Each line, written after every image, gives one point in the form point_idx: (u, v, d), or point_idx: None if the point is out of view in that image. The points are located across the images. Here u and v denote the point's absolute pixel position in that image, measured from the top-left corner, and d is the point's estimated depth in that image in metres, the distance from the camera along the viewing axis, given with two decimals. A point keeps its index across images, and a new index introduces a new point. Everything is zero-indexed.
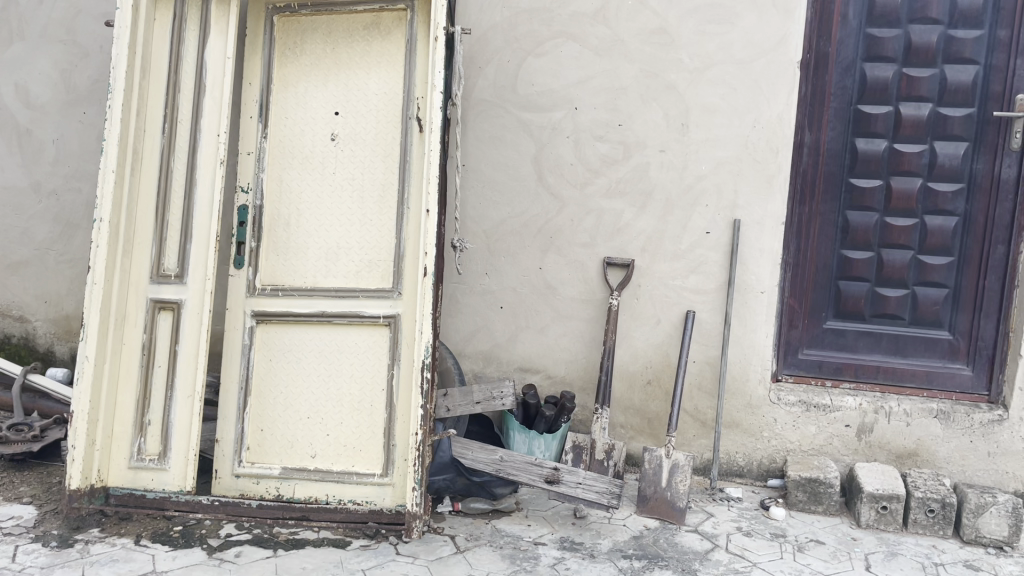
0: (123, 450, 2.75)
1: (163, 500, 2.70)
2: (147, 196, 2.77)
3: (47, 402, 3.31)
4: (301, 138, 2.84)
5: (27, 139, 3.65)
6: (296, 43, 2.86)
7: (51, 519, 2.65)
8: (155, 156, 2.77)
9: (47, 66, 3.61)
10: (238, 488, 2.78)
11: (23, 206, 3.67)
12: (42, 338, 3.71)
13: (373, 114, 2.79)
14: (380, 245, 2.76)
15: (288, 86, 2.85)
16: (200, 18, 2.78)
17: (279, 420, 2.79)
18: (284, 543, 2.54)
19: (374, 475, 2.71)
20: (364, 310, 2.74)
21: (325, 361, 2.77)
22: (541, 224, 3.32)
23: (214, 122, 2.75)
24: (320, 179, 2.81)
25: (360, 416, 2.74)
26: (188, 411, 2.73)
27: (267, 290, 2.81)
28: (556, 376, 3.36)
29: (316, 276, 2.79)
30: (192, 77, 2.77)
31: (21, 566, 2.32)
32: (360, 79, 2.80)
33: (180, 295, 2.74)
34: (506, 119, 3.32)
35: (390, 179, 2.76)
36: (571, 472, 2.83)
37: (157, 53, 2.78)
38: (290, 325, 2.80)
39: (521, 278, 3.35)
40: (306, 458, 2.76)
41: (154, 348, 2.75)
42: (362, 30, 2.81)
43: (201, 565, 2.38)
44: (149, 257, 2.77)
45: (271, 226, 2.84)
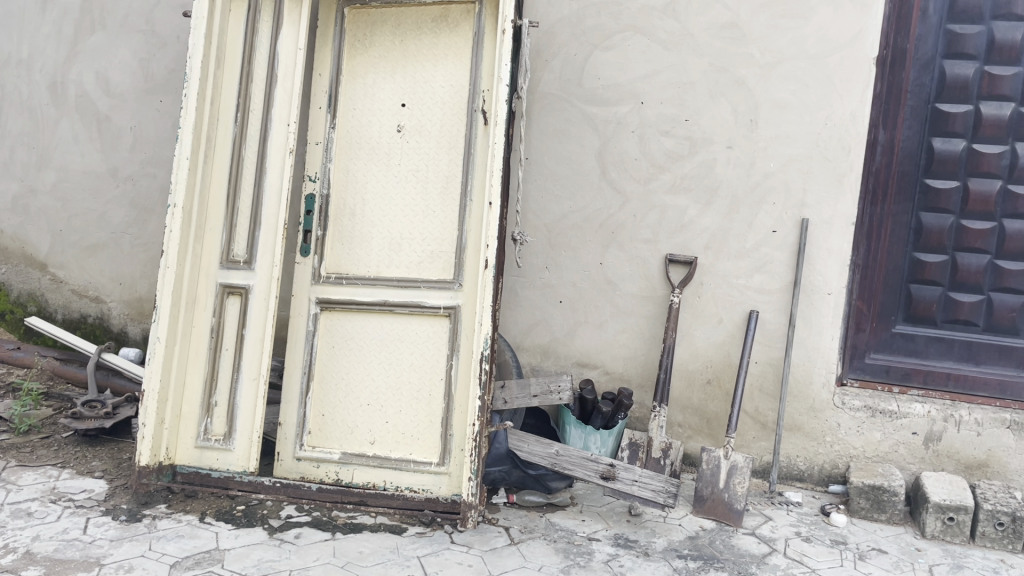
0: (190, 429, 2.84)
1: (227, 479, 2.77)
2: (220, 182, 2.84)
3: (119, 380, 3.46)
4: (368, 129, 2.87)
5: (106, 126, 3.78)
6: (366, 36, 2.89)
7: (121, 493, 2.74)
8: (228, 145, 2.84)
9: (127, 55, 3.72)
10: (298, 471, 2.83)
11: (101, 190, 3.81)
12: (116, 318, 3.83)
13: (438, 107, 2.81)
14: (443, 236, 2.79)
15: (356, 77, 2.89)
16: (273, 10, 2.84)
17: (340, 406, 2.84)
18: (342, 527, 2.59)
19: (431, 463, 2.73)
20: (425, 300, 2.77)
21: (386, 349, 2.81)
22: (603, 218, 3.30)
23: (284, 112, 2.81)
24: (386, 170, 2.84)
25: (419, 405, 2.77)
26: (253, 394, 2.79)
27: (331, 278, 2.85)
28: (614, 373, 3.33)
29: (380, 266, 2.83)
30: (265, 68, 2.83)
31: (91, 538, 2.41)
32: (427, 71, 2.83)
33: (248, 281, 2.80)
34: (571, 113, 3.31)
35: (454, 171, 2.79)
36: (627, 469, 2.83)
37: (232, 43, 2.85)
38: (352, 313, 2.84)
39: (581, 273, 3.34)
40: (364, 444, 2.80)
41: (223, 330, 2.82)
42: (430, 23, 2.84)
43: (262, 545, 2.44)
44: (219, 244, 2.84)
45: (337, 216, 2.88)
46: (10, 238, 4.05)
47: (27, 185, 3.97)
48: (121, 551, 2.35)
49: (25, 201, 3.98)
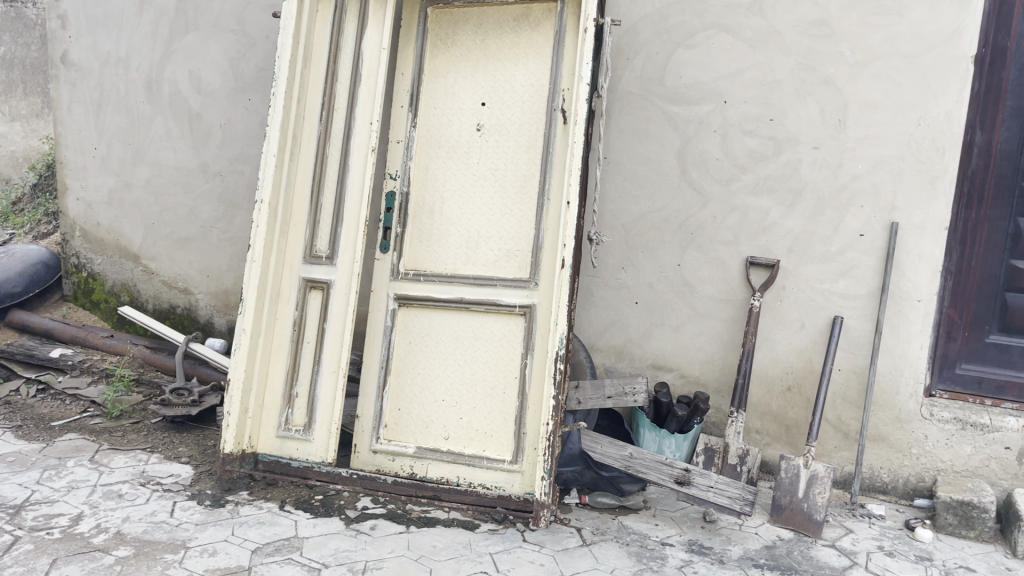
0: (272, 419, 2.91)
1: (306, 469, 2.84)
2: (304, 179, 2.91)
3: (205, 369, 3.59)
4: (448, 127, 2.90)
5: (198, 124, 3.91)
6: (449, 35, 2.92)
7: (206, 479, 2.85)
8: (313, 142, 2.91)
9: (218, 54, 3.83)
10: (374, 464, 2.87)
11: (192, 186, 3.95)
12: (204, 309, 3.97)
13: (518, 106, 2.82)
14: (520, 235, 2.79)
15: (438, 76, 2.92)
16: (359, 10, 2.89)
17: (416, 401, 2.87)
18: (416, 520, 2.63)
19: (504, 461, 2.73)
20: (501, 298, 2.78)
21: (462, 346, 2.82)
22: (683, 219, 3.25)
23: (367, 110, 2.86)
24: (465, 169, 2.87)
25: (493, 402, 2.78)
26: (332, 387, 2.84)
27: (410, 275, 2.89)
28: (690, 377, 3.29)
29: (457, 264, 2.85)
30: (350, 67, 2.89)
31: (178, 521, 2.51)
32: (508, 69, 2.84)
33: (330, 276, 2.86)
34: (652, 112, 3.27)
35: (532, 170, 2.79)
36: (703, 475, 2.80)
37: (319, 43, 2.92)
38: (429, 310, 2.87)
39: (659, 274, 3.30)
40: (439, 439, 2.82)
41: (305, 323, 2.89)
42: (512, 22, 2.85)
43: (339, 535, 2.49)
44: (303, 239, 2.91)
45: (417, 214, 2.92)
46: (106, 230, 4.27)
47: (123, 180, 4.15)
48: (205, 535, 2.43)
49: (121, 195, 4.17)
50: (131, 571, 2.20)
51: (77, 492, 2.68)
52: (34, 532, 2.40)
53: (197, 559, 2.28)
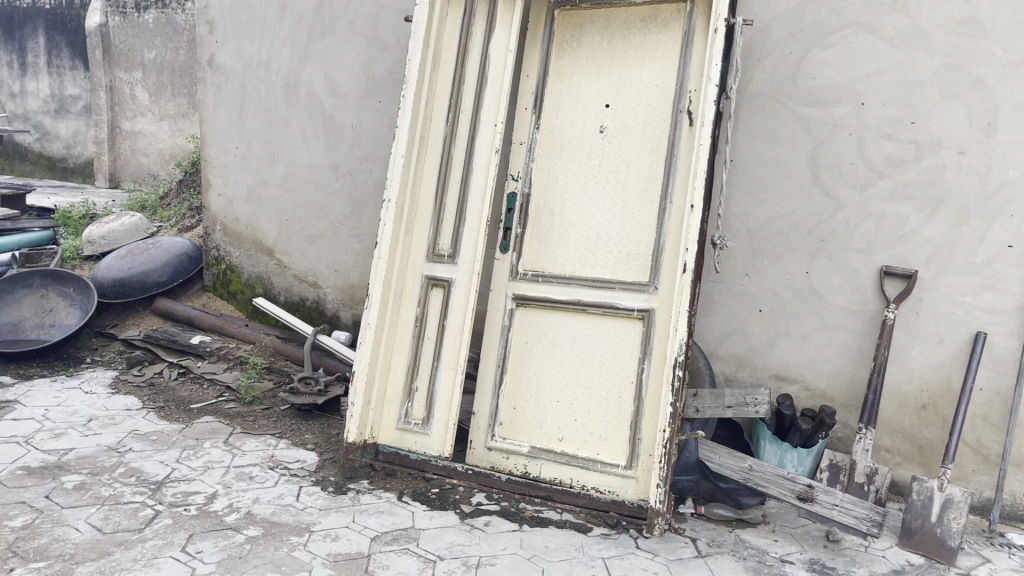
0: (392, 412, 2.98)
1: (424, 462, 2.90)
2: (430, 179, 2.98)
3: (331, 360, 3.73)
4: (571, 129, 2.90)
5: (331, 125, 4.06)
6: (575, 37, 2.92)
7: (329, 466, 2.97)
8: (439, 143, 2.97)
9: (352, 58, 3.94)
10: (489, 461, 2.89)
11: (323, 184, 4.11)
12: (331, 303, 4.13)
13: (643, 108, 2.79)
14: (641, 239, 2.76)
15: (562, 78, 2.93)
16: (488, 13, 2.93)
17: (531, 401, 2.88)
18: (529, 519, 2.64)
19: (619, 465, 2.70)
20: (619, 302, 2.76)
21: (578, 348, 2.82)
22: (812, 225, 3.13)
23: (492, 112, 2.90)
24: (587, 171, 2.86)
25: (609, 406, 2.75)
26: (450, 383, 2.90)
27: (528, 275, 2.90)
28: (815, 390, 3.17)
29: (575, 265, 2.85)
30: (478, 69, 2.93)
31: (303, 505, 2.63)
32: (634, 71, 2.81)
33: (451, 274, 2.91)
34: (782, 114, 3.17)
35: (656, 173, 2.75)
36: (828, 493, 2.72)
37: (448, 46, 2.98)
38: (547, 310, 2.88)
39: (785, 282, 3.19)
40: (553, 440, 2.81)
41: (426, 320, 2.95)
42: (640, 23, 2.82)
43: (454, 528, 2.54)
44: (426, 238, 2.97)
45: (537, 215, 2.93)
46: (244, 225, 4.52)
47: (261, 178, 4.38)
48: (328, 520, 2.54)
49: (259, 192, 4.40)
50: (259, 550, 2.33)
51: (212, 471, 2.85)
52: (173, 507, 2.56)
53: (320, 543, 2.38)
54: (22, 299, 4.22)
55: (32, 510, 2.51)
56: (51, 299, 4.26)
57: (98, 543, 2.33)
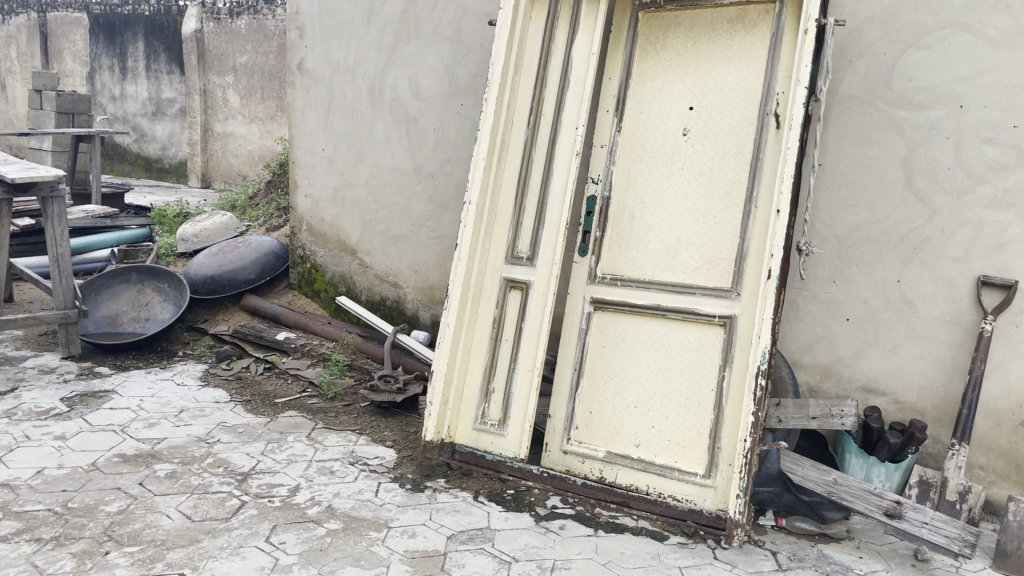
0: (469, 412, 3.00)
1: (499, 463, 2.91)
2: (510, 181, 2.99)
3: (410, 359, 3.77)
4: (653, 131, 2.87)
5: (414, 128, 4.11)
6: (659, 39, 2.89)
7: (408, 464, 3.02)
8: (520, 146, 2.98)
9: (437, 62, 3.98)
10: (564, 464, 2.89)
11: (406, 186, 4.17)
12: (410, 303, 4.19)
13: (727, 110, 2.74)
14: (723, 243, 2.71)
15: (645, 81, 2.90)
16: (571, 16, 2.93)
17: (608, 405, 2.85)
18: (604, 525, 2.63)
19: (697, 474, 2.66)
20: (700, 307, 2.71)
21: (657, 354, 2.78)
22: (904, 232, 3.01)
23: (573, 115, 2.89)
24: (669, 174, 2.83)
25: (687, 413, 2.71)
26: (527, 385, 2.90)
27: (607, 279, 2.89)
28: (905, 403, 3.05)
29: (655, 270, 2.82)
30: (560, 72, 2.93)
31: (382, 501, 2.67)
32: (719, 73, 2.77)
33: (530, 277, 2.92)
34: (874, 117, 3.04)
35: (740, 176, 2.70)
36: (917, 510, 2.61)
37: (531, 49, 2.98)
38: (625, 314, 2.85)
39: (874, 290, 3.08)
40: (629, 446, 2.79)
41: (504, 322, 2.96)
42: (726, 24, 2.77)
43: (529, 530, 2.54)
44: (505, 240, 2.98)
45: (617, 218, 2.92)
46: (329, 225, 4.63)
47: (346, 179, 4.48)
48: (406, 517, 2.57)
49: (344, 193, 4.50)
50: (340, 544, 2.38)
51: (295, 465, 2.93)
52: (259, 498, 2.65)
53: (398, 539, 2.43)
54: (120, 293, 4.43)
55: (128, 496, 2.63)
56: (146, 294, 4.45)
57: (188, 530, 2.43)
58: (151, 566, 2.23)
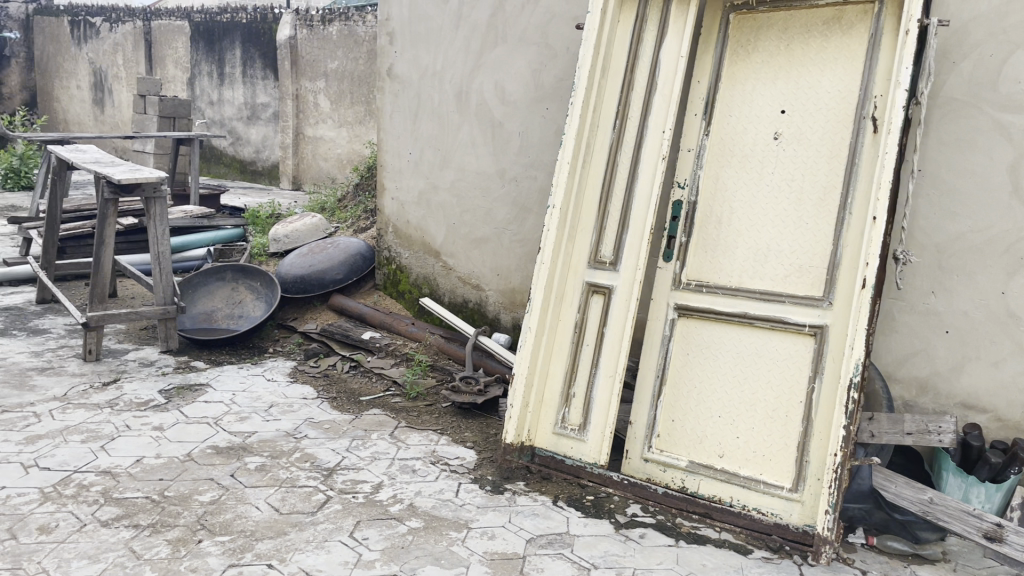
0: (549, 416, 2.99)
1: (579, 468, 2.89)
2: (594, 185, 2.98)
3: (491, 362, 3.79)
4: (743, 135, 2.81)
5: (499, 132, 4.13)
6: (750, 41, 2.82)
7: (487, 465, 3.03)
8: (605, 150, 2.96)
9: (523, 66, 3.98)
10: (645, 472, 2.85)
11: (490, 189, 4.20)
12: (492, 306, 4.22)
13: (822, 114, 2.66)
14: (815, 251, 2.64)
15: (735, 84, 2.84)
16: (660, 18, 2.90)
17: (691, 413, 2.80)
18: (686, 535, 2.59)
19: (783, 487, 2.59)
20: (789, 316, 2.64)
21: (743, 363, 2.72)
22: (1010, 242, 2.85)
23: (660, 118, 2.86)
24: (758, 179, 2.76)
25: (774, 425, 2.64)
26: (608, 391, 2.87)
27: (692, 285, 2.84)
28: (1008, 421, 2.91)
29: (743, 277, 2.75)
30: (647, 75, 2.90)
31: (462, 502, 2.69)
32: (813, 76, 2.69)
33: (613, 282, 2.90)
34: (980, 121, 2.88)
35: (834, 182, 2.63)
36: (1018, 533, 2.51)
37: (618, 52, 2.96)
38: (711, 322, 2.80)
39: (976, 302, 2.93)
40: (713, 456, 2.73)
41: (585, 326, 2.95)
42: (822, 25, 2.69)
43: (609, 537, 2.52)
44: (589, 244, 2.97)
45: (703, 223, 2.87)
46: (414, 227, 4.70)
47: (432, 183, 4.54)
48: (486, 518, 2.59)
49: (429, 196, 4.57)
50: (421, 542, 2.42)
51: (378, 462, 2.98)
52: (343, 494, 2.70)
53: (478, 540, 2.45)
54: (215, 291, 4.61)
55: (220, 487, 2.73)
56: (240, 292, 4.63)
57: (276, 522, 2.50)
58: (241, 556, 2.31)
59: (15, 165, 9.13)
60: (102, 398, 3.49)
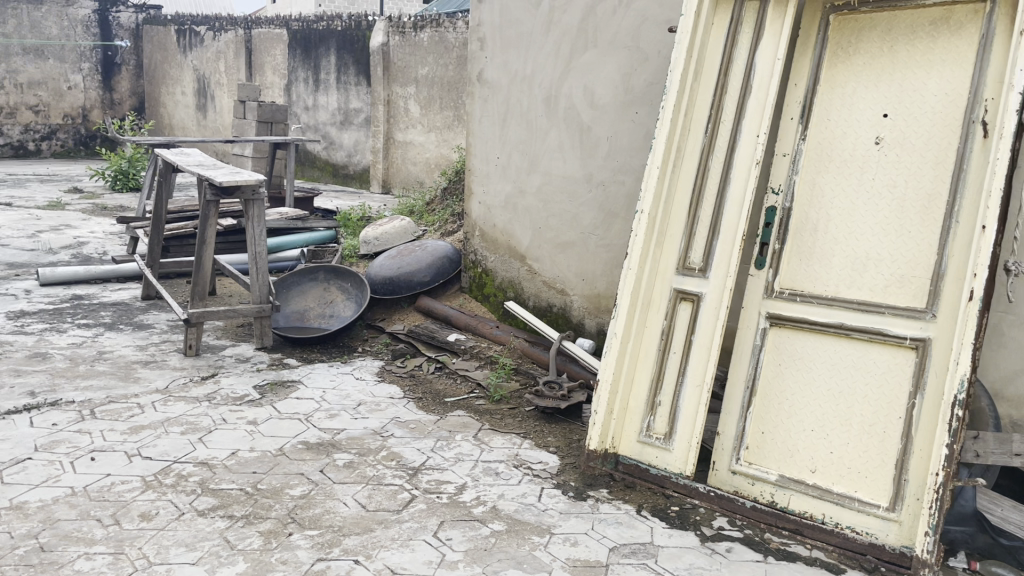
0: (633, 424, 2.95)
1: (664, 478, 2.85)
2: (684, 190, 2.93)
3: (575, 367, 3.77)
4: (841, 140, 2.71)
5: (587, 137, 4.11)
6: (851, 43, 2.72)
7: (570, 471, 3.02)
8: (696, 155, 2.91)
9: (613, 69, 3.95)
10: (733, 484, 2.77)
11: (577, 193, 4.18)
12: (576, 311, 4.20)
13: (927, 118, 2.55)
14: (918, 261, 2.53)
15: (835, 87, 2.74)
16: (756, 20, 2.83)
17: (782, 426, 2.72)
18: (775, 551, 2.51)
19: (879, 506, 2.49)
20: (889, 329, 2.54)
21: (838, 375, 2.63)
22: None
23: (755, 122, 2.79)
24: (858, 185, 2.67)
25: (870, 440, 2.54)
26: (695, 400, 2.82)
27: (785, 294, 2.76)
28: None
29: (840, 286, 2.66)
30: (742, 79, 2.84)
31: (545, 507, 2.69)
32: (919, 79, 2.58)
33: (701, 289, 2.85)
34: None
35: (939, 189, 2.51)
36: None
37: (712, 55, 2.91)
38: (804, 332, 2.71)
39: None
40: (805, 471, 2.65)
41: (672, 333, 2.90)
42: (928, 26, 2.58)
43: (695, 550, 2.48)
44: (677, 250, 2.92)
45: (798, 230, 2.78)
46: (500, 231, 4.72)
47: (519, 186, 4.55)
48: (568, 524, 2.58)
49: (516, 201, 4.58)
50: (503, 545, 2.42)
51: (462, 463, 3.00)
52: (428, 494, 2.73)
53: (560, 546, 2.44)
54: (308, 291, 4.76)
55: (310, 481, 2.80)
56: (331, 292, 4.75)
57: (363, 518, 2.55)
58: (329, 551, 2.36)
59: (125, 167, 9.63)
60: (201, 392, 3.63)
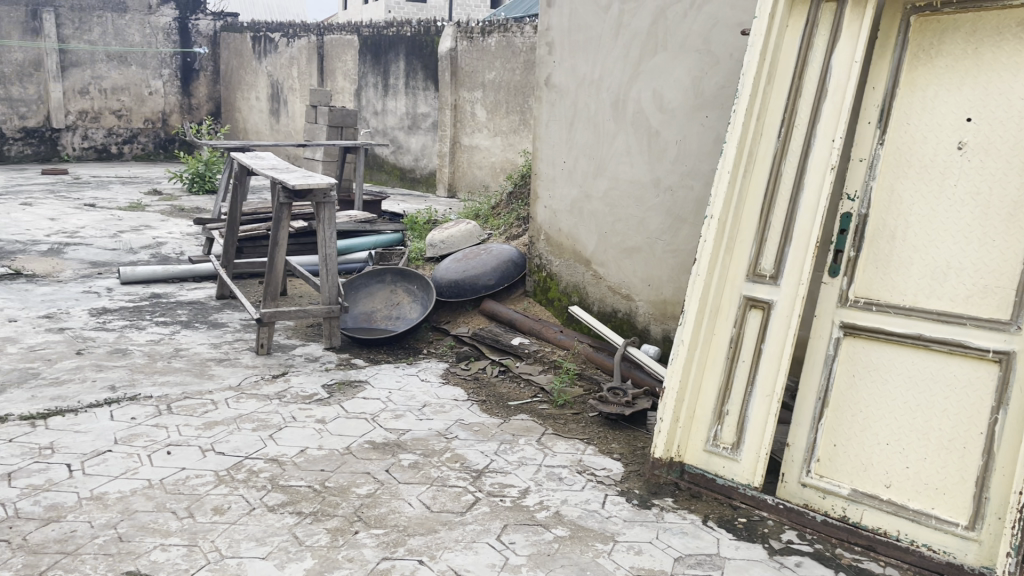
0: (700, 433, 2.90)
1: (731, 488, 2.80)
2: (755, 195, 2.88)
3: (639, 373, 3.74)
4: (922, 145, 2.62)
5: (656, 142, 4.07)
6: (933, 44, 2.62)
7: (635, 479, 2.99)
8: (768, 160, 2.85)
9: (683, 73, 3.91)
10: (802, 498, 2.70)
11: (645, 198, 4.14)
12: (642, 316, 4.17)
13: (1014, 123, 2.46)
14: (1003, 271, 2.45)
15: (915, 90, 2.64)
16: (833, 22, 2.76)
17: (855, 439, 2.64)
18: (847, 568, 2.44)
19: (958, 525, 2.40)
20: (971, 341, 2.45)
21: (915, 388, 2.55)
22: None
23: (830, 127, 2.72)
24: (939, 192, 2.58)
25: (949, 456, 2.46)
26: (764, 410, 2.75)
27: (860, 302, 2.67)
28: None
29: (918, 296, 2.58)
30: (817, 82, 2.77)
31: (609, 514, 2.67)
32: (1005, 82, 2.48)
33: (772, 296, 2.79)
34: None
35: None
36: None
37: (785, 58, 2.85)
38: (880, 342, 2.63)
39: None
40: (879, 485, 2.57)
41: (741, 341, 2.84)
42: (1017, 27, 2.47)
43: (762, 564, 2.43)
44: (748, 256, 2.87)
45: (875, 238, 2.69)
46: (566, 235, 4.71)
47: (586, 191, 4.54)
48: (633, 532, 2.55)
49: (582, 205, 4.56)
50: (567, 551, 2.41)
51: (525, 467, 3.00)
52: (491, 496, 2.74)
53: (624, 554, 2.41)
54: (376, 292, 4.83)
55: (376, 481, 2.83)
56: (398, 294, 4.82)
57: (427, 519, 2.57)
58: (394, 550, 2.39)
59: (201, 170, 9.93)
60: (272, 390, 3.71)
